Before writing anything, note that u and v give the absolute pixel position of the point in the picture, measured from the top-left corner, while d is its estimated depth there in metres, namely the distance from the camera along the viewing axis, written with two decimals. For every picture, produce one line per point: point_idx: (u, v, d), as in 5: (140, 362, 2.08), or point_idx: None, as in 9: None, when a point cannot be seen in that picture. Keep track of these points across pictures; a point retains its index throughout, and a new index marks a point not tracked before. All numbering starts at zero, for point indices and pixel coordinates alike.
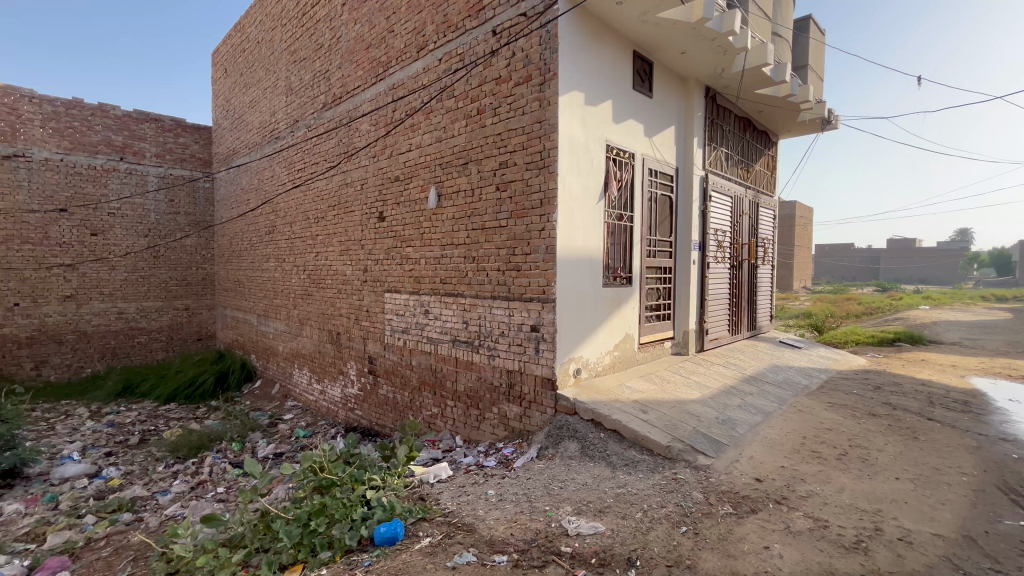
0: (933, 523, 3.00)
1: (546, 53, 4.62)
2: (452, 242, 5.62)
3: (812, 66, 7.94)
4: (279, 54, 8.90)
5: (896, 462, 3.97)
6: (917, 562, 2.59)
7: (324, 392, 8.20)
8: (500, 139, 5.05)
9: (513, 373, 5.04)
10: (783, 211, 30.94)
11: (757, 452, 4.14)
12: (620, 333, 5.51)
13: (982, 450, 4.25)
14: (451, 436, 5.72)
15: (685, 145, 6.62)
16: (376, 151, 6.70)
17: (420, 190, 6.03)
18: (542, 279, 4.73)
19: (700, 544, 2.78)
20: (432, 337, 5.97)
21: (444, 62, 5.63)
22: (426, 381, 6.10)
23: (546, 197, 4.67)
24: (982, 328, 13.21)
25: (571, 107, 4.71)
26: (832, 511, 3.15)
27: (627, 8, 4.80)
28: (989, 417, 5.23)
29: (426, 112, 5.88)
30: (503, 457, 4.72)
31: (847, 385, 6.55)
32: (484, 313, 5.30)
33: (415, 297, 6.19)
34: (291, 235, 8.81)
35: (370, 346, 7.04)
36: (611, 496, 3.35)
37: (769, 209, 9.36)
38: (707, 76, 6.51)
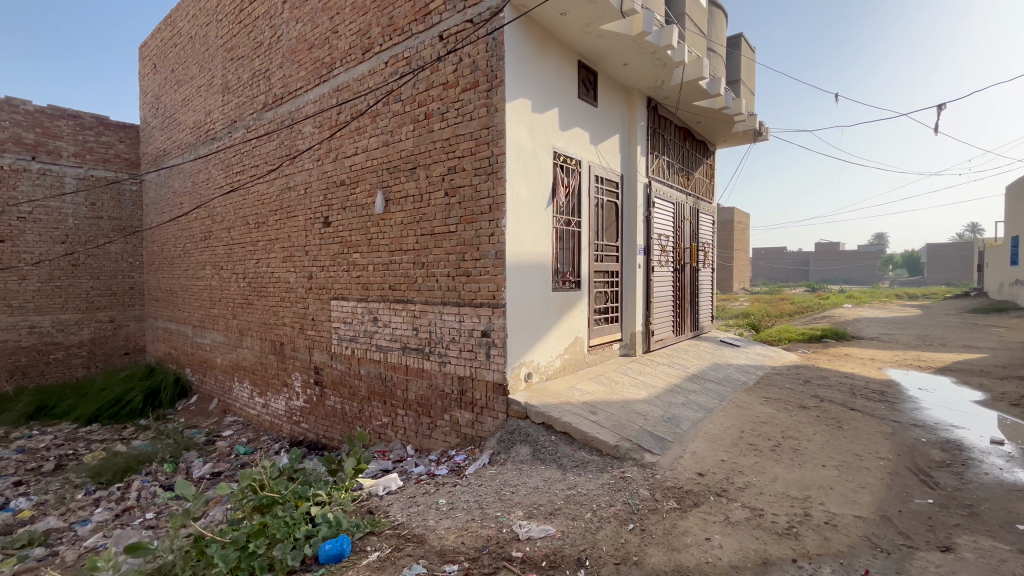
0: (854, 505, 3.25)
1: (493, 59, 4.65)
2: (401, 247, 5.52)
3: (743, 82, 8.45)
4: (214, 50, 8.46)
5: (823, 450, 4.27)
6: (841, 543, 2.79)
7: (267, 406, 7.81)
8: (448, 144, 5.03)
9: (464, 380, 5.01)
10: (721, 217, 32.68)
11: (699, 448, 4.33)
12: (570, 337, 5.61)
13: (896, 436, 4.64)
14: (402, 446, 5.61)
15: (629, 153, 6.85)
16: (320, 154, 6.49)
17: (367, 195, 5.89)
18: (492, 284, 4.74)
19: (647, 539, 2.86)
20: (382, 345, 5.83)
21: (391, 65, 5.54)
22: (375, 391, 5.94)
23: (494, 203, 4.69)
24: (894, 324, 14.50)
25: (518, 114, 4.76)
26: (767, 500, 3.34)
27: (571, 20, 4.94)
28: (902, 405, 5.73)
29: (372, 115, 5.76)
30: (454, 464, 4.67)
31: (780, 379, 6.98)
32: (434, 319, 5.24)
33: (363, 304, 6.03)
34: (229, 240, 8.37)
35: (316, 356, 6.78)
36: (561, 497, 3.40)
37: (708, 214, 9.84)
38: (648, 88, 6.78)
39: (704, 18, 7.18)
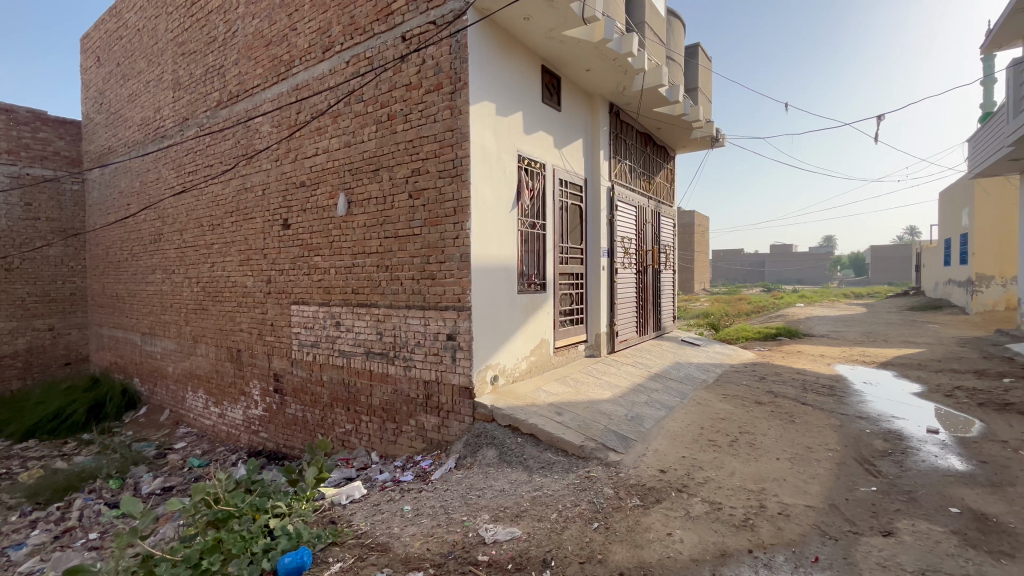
0: (806, 495, 3.41)
1: (456, 62, 4.64)
2: (364, 250, 5.42)
3: (701, 89, 8.75)
4: (164, 44, 8.07)
5: (777, 444, 4.45)
6: (793, 532, 2.92)
7: (222, 416, 7.49)
8: (411, 146, 4.98)
9: (429, 384, 4.96)
10: (682, 219, 33.66)
11: (661, 445, 4.44)
12: (536, 338, 5.65)
13: (844, 428, 4.90)
14: (366, 453, 5.50)
15: (593, 157, 6.96)
16: (279, 155, 6.29)
17: (328, 197, 5.75)
18: (457, 287, 4.71)
19: (611, 537, 2.91)
20: (345, 350, 5.70)
21: (352, 65, 5.44)
22: (338, 397, 5.80)
23: (459, 206, 4.67)
24: (842, 322, 15.30)
25: (482, 117, 4.77)
26: (725, 493, 3.46)
27: (534, 25, 4.98)
28: (849, 398, 6.06)
29: (333, 115, 5.64)
30: (420, 470, 4.61)
31: (738, 377, 7.25)
32: (399, 323, 5.17)
33: (325, 308, 5.87)
34: (181, 243, 7.99)
35: (276, 363, 6.55)
36: (527, 499, 3.41)
37: (669, 218, 10.11)
38: (610, 94, 6.93)
39: (663, 27, 7.40)
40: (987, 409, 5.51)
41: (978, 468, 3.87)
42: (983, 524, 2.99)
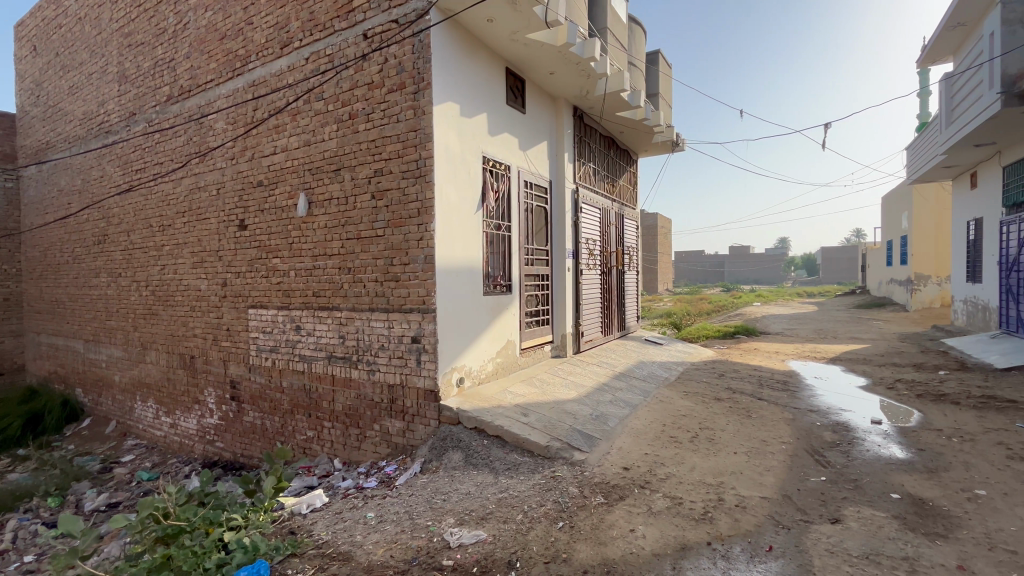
0: (761, 487, 3.54)
1: (419, 61, 4.60)
2: (326, 252, 5.28)
3: (661, 95, 8.99)
4: (108, 34, 7.64)
5: (735, 438, 4.61)
6: (749, 524, 3.03)
7: (175, 426, 7.14)
8: (374, 146, 4.90)
9: (394, 388, 4.88)
10: (646, 222, 34.39)
11: (624, 443, 4.51)
12: (502, 340, 5.65)
13: (796, 421, 5.13)
14: (329, 460, 5.36)
15: (557, 160, 7.04)
16: (234, 153, 6.06)
17: (287, 197, 5.57)
18: (421, 289, 4.66)
19: (576, 535, 2.94)
20: (305, 355, 5.53)
21: (312, 62, 5.29)
22: (299, 404, 5.62)
23: (423, 207, 4.62)
24: (804, 322, 15.38)
25: (446, 117, 4.74)
26: (685, 488, 3.55)
27: (498, 27, 4.99)
28: (801, 393, 6.35)
29: (292, 113, 5.48)
30: (385, 475, 4.52)
31: (698, 374, 7.48)
32: (362, 326, 5.06)
33: (284, 312, 5.69)
34: (128, 245, 7.57)
35: (232, 369, 6.30)
36: (493, 501, 3.40)
37: (632, 220, 10.32)
38: (574, 97, 7.02)
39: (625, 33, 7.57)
40: (924, 399, 5.90)
41: (916, 456, 4.13)
42: (921, 508, 3.19)
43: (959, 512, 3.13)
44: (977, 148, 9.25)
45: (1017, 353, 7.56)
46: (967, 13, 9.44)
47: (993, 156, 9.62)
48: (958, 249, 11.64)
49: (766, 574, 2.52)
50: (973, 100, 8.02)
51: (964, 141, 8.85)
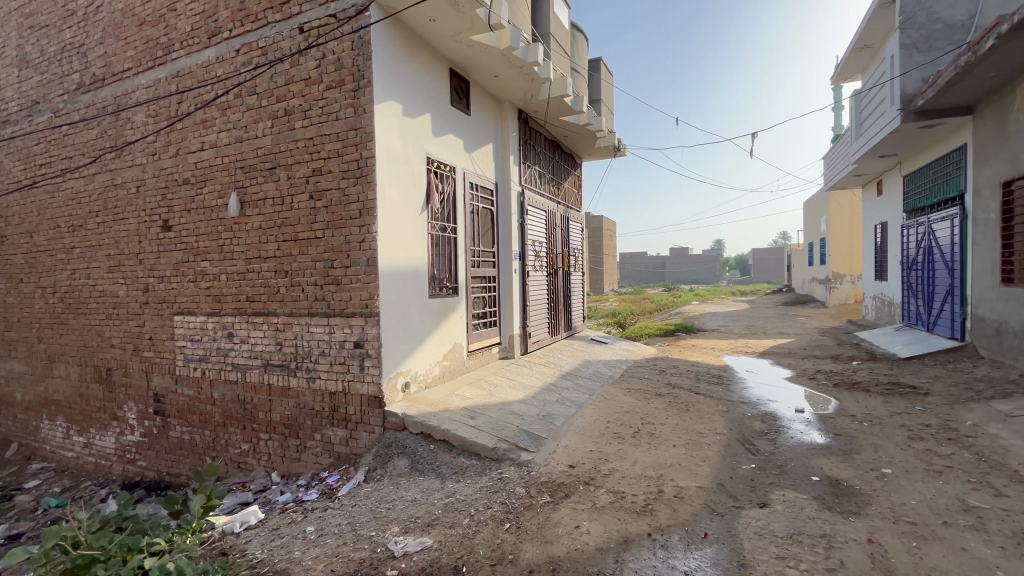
0: (698, 477, 3.73)
1: (360, 58, 4.47)
2: (260, 254, 5.01)
3: (603, 101, 9.27)
4: (5, 13, 6.86)
5: (674, 432, 4.82)
6: (687, 513, 3.17)
7: (89, 446, 6.51)
8: (312, 144, 4.71)
9: (336, 395, 4.71)
10: (591, 224, 35.47)
11: (570, 441, 4.60)
12: (449, 342, 5.60)
13: (729, 413, 5.44)
14: (266, 473, 5.09)
15: (503, 162, 7.07)
16: (156, 148, 5.61)
17: (217, 196, 5.24)
18: (364, 293, 4.52)
19: (522, 536, 2.95)
20: (238, 363, 5.22)
21: (243, 54, 5.01)
22: (232, 415, 5.29)
23: (365, 208, 4.49)
24: (740, 321, 15.42)
25: (387, 117, 4.63)
26: (628, 482, 3.67)
27: (440, 27, 4.95)
28: (733, 385, 6.76)
29: (221, 107, 5.16)
30: (326, 487, 4.34)
31: (641, 371, 7.75)
32: (300, 332, 4.85)
33: (214, 318, 5.33)
34: (31, 247, 6.83)
35: (156, 382, 5.84)
36: (439, 507, 3.36)
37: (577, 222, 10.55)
38: (518, 100, 7.08)
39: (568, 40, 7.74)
40: (840, 388, 6.44)
41: (833, 440, 4.50)
42: (837, 488, 3.47)
43: (869, 490, 3.44)
44: (882, 159, 10.23)
45: (916, 343, 8.43)
46: (873, 36, 10.41)
47: (895, 166, 10.68)
48: (868, 250, 12.80)
49: (701, 560, 2.64)
50: (878, 115, 8.86)
51: (871, 152, 9.77)
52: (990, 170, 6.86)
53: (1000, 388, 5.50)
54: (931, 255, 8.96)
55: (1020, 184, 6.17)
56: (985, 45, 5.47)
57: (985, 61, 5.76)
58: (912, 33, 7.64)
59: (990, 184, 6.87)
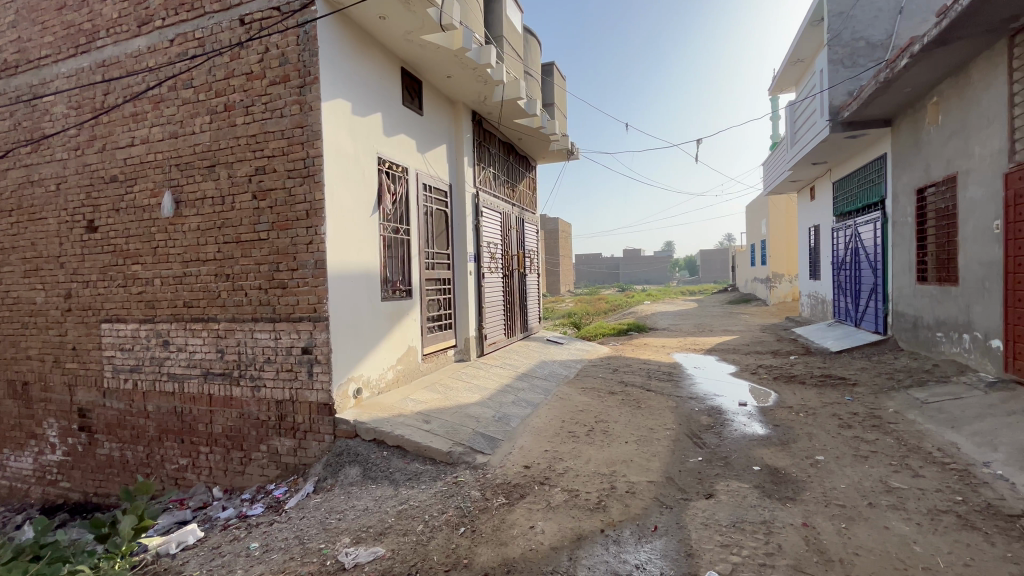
0: (648, 472, 3.85)
1: (305, 54, 4.31)
2: (198, 257, 4.73)
3: (556, 105, 9.40)
4: None
5: (626, 429, 4.94)
6: (638, 507, 3.25)
7: (2, 468, 5.91)
8: (254, 141, 4.50)
9: (283, 404, 4.52)
10: (547, 227, 36.24)
11: (526, 441, 4.63)
12: (403, 346, 5.50)
13: (678, 408, 5.65)
14: (206, 489, 4.81)
15: (457, 163, 7.03)
16: (79, 142, 5.19)
17: (149, 195, 4.91)
18: (312, 296, 4.36)
19: (477, 539, 2.93)
20: (175, 373, 4.90)
21: (177, 45, 4.72)
22: (168, 429, 4.96)
23: (312, 209, 4.33)
24: (688, 321, 15.59)
25: (335, 115, 4.49)
26: (581, 480, 3.73)
27: (390, 25, 4.86)
28: (682, 382, 7.02)
29: (154, 100, 4.84)
30: (272, 500, 4.15)
31: (595, 370, 7.90)
32: (243, 339, 4.61)
33: (148, 325, 4.99)
34: None
35: (80, 395, 5.39)
36: (392, 515, 3.29)
37: (533, 224, 10.65)
38: (472, 101, 7.06)
39: (521, 43, 7.80)
40: (779, 381, 6.84)
41: (772, 430, 4.77)
42: (776, 476, 3.68)
43: (804, 476, 3.66)
44: (813, 166, 10.96)
45: (846, 338, 9.05)
46: (805, 50, 11.12)
47: (825, 173, 11.47)
48: (803, 252, 13.66)
49: (651, 553, 2.72)
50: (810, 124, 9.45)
51: (803, 160, 10.44)
52: (905, 178, 7.49)
53: (917, 377, 6.02)
54: (857, 255, 9.67)
55: (931, 191, 6.76)
56: (901, 64, 5.96)
57: (900, 78, 6.28)
58: (838, 50, 8.23)
59: (906, 191, 7.50)
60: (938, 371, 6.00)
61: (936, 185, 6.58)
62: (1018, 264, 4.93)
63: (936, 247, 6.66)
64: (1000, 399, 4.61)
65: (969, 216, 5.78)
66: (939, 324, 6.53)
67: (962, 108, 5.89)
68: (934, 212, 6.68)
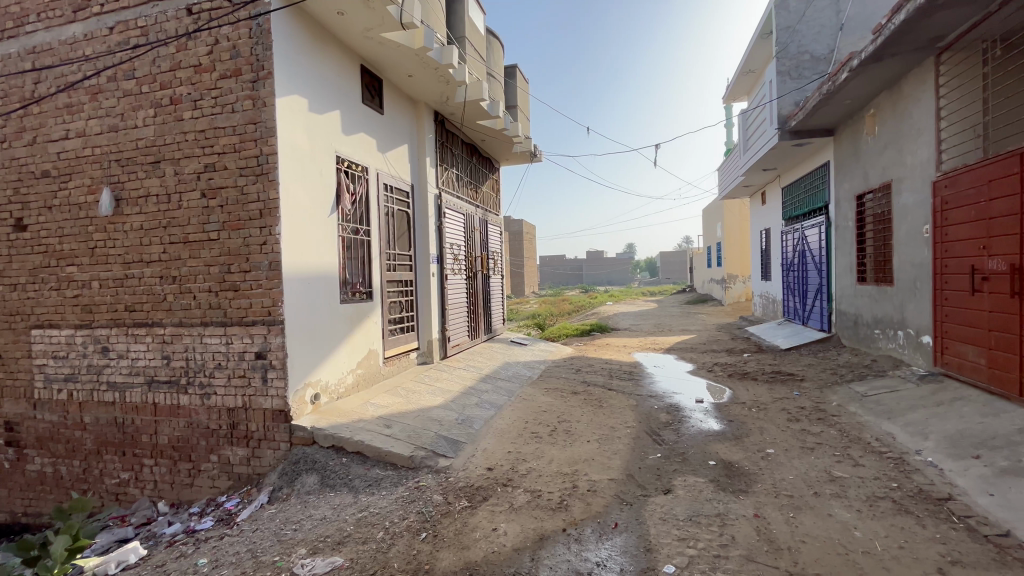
0: (609, 470, 3.92)
1: (258, 48, 4.14)
2: (141, 258, 4.47)
3: (519, 107, 9.45)
4: None
5: (588, 428, 5.02)
6: (599, 505, 3.31)
7: None
8: (203, 137, 4.30)
9: (235, 412, 4.33)
10: (512, 228, 36.56)
11: (489, 444, 4.62)
12: (363, 349, 5.38)
13: (639, 406, 5.78)
14: (151, 504, 4.53)
15: (419, 164, 6.95)
16: (6, 134, 4.80)
17: (85, 191, 4.59)
18: (267, 299, 4.19)
19: (439, 544, 2.90)
20: (115, 382, 4.60)
21: (117, 33, 4.44)
22: (107, 441, 4.65)
23: (266, 208, 4.17)
24: (649, 321, 16.07)
25: (291, 112, 4.35)
26: (544, 480, 3.75)
27: (349, 21, 4.75)
28: (642, 380, 7.20)
29: (91, 91, 4.54)
30: (224, 512, 3.96)
31: (558, 371, 7.98)
32: (191, 344, 4.39)
33: (85, 331, 4.66)
34: None
35: (7, 408, 4.97)
36: (351, 523, 3.20)
37: (496, 226, 10.66)
38: (434, 101, 6.99)
39: (483, 45, 7.80)
40: (733, 378, 7.11)
41: (726, 426, 4.95)
42: (730, 470, 3.82)
43: (755, 469, 3.82)
44: (764, 172, 11.46)
45: (795, 335, 9.51)
46: (755, 61, 11.63)
47: (775, 179, 12.02)
48: (756, 253, 14.28)
49: (612, 549, 2.77)
50: (761, 132, 9.88)
51: (755, 166, 10.91)
52: (846, 184, 7.95)
53: (858, 372, 6.40)
54: (804, 257, 10.19)
55: (869, 197, 7.21)
56: (841, 78, 6.34)
57: (841, 90, 6.67)
58: (785, 62, 8.66)
59: (847, 197, 7.97)
60: (876, 366, 6.40)
61: (873, 192, 7.02)
62: (945, 266, 5.32)
63: (874, 250, 7.10)
64: (930, 391, 4.97)
65: (902, 221, 6.19)
66: (877, 322, 6.96)
67: (896, 120, 6.31)
68: (872, 217, 7.12)
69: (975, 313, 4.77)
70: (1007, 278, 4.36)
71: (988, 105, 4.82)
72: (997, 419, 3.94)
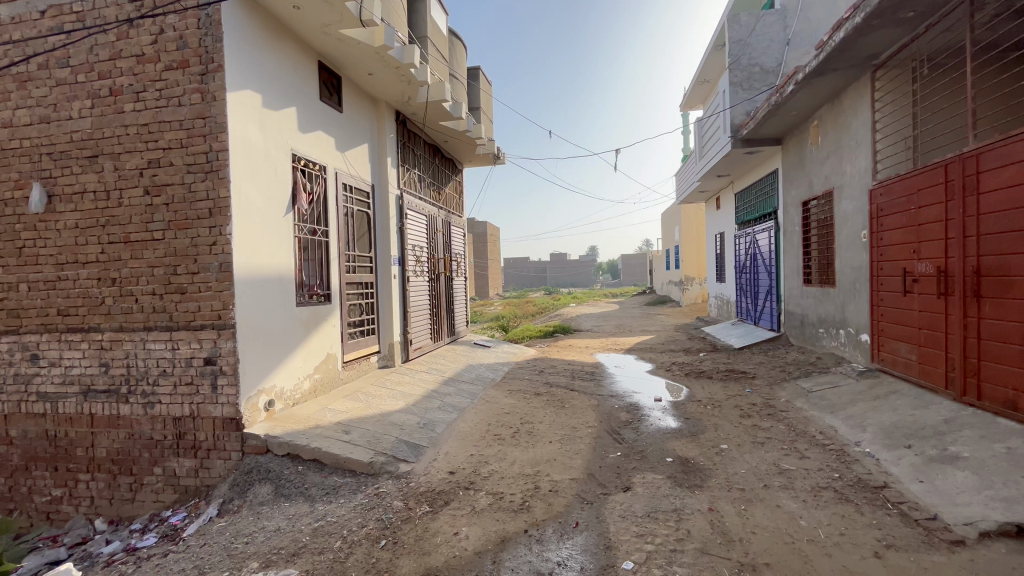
0: (571, 469, 3.96)
1: (207, 39, 3.95)
2: (76, 258, 4.18)
3: (482, 110, 9.44)
4: None
5: (550, 429, 5.06)
6: (560, 505, 3.34)
7: None
8: (147, 131, 4.07)
9: (181, 421, 4.10)
10: (476, 230, 36.53)
11: (451, 447, 4.57)
12: (320, 353, 5.22)
13: (600, 406, 5.88)
14: (87, 522, 4.23)
15: (379, 163, 6.82)
16: None
17: (12, 187, 4.25)
18: (216, 302, 4.01)
19: (398, 551, 2.84)
20: (46, 393, 4.28)
21: (50, 17, 4.13)
22: (37, 455, 4.31)
23: (216, 207, 3.98)
24: (611, 321, 16.77)
25: (243, 108, 4.17)
26: (507, 482, 3.76)
27: (305, 16, 4.61)
28: (603, 380, 7.33)
29: (20, 78, 4.21)
30: (168, 528, 3.73)
31: (521, 372, 8.00)
32: (133, 350, 4.14)
33: (11, 337, 4.31)
34: None
35: None
36: (307, 533, 3.10)
37: (459, 227, 10.59)
38: (394, 101, 6.87)
39: (445, 45, 7.73)
40: (690, 377, 7.34)
41: (683, 424, 5.11)
42: (686, 466, 3.94)
43: (710, 464, 3.96)
44: (718, 178, 11.90)
45: (747, 335, 9.94)
46: (710, 70, 12.05)
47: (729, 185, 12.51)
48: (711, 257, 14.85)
49: (572, 548, 2.79)
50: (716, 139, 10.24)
51: (710, 172, 11.31)
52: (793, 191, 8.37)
53: (804, 369, 6.73)
54: (755, 260, 10.67)
55: (814, 203, 7.62)
56: (789, 90, 6.67)
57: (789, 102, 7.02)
58: (737, 73, 9.06)
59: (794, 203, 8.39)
60: (821, 364, 6.75)
61: (818, 198, 7.42)
62: (881, 268, 5.68)
63: (818, 253, 7.51)
64: (868, 387, 5.29)
65: (843, 226, 6.57)
66: (822, 322, 7.35)
67: (837, 131, 6.70)
68: (816, 222, 7.53)
69: (907, 313, 5.11)
70: (934, 280, 4.70)
71: (917, 119, 5.19)
72: (926, 411, 4.25)
